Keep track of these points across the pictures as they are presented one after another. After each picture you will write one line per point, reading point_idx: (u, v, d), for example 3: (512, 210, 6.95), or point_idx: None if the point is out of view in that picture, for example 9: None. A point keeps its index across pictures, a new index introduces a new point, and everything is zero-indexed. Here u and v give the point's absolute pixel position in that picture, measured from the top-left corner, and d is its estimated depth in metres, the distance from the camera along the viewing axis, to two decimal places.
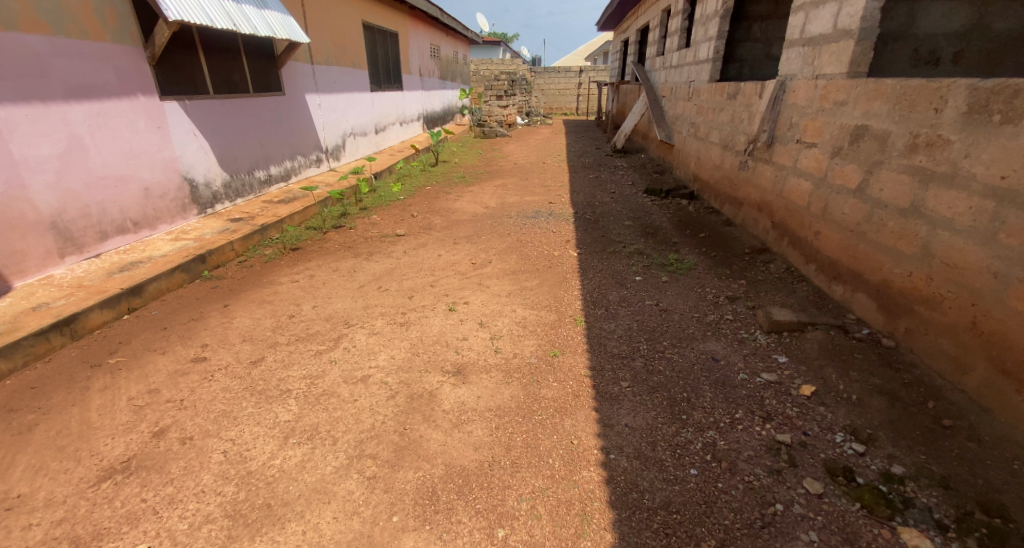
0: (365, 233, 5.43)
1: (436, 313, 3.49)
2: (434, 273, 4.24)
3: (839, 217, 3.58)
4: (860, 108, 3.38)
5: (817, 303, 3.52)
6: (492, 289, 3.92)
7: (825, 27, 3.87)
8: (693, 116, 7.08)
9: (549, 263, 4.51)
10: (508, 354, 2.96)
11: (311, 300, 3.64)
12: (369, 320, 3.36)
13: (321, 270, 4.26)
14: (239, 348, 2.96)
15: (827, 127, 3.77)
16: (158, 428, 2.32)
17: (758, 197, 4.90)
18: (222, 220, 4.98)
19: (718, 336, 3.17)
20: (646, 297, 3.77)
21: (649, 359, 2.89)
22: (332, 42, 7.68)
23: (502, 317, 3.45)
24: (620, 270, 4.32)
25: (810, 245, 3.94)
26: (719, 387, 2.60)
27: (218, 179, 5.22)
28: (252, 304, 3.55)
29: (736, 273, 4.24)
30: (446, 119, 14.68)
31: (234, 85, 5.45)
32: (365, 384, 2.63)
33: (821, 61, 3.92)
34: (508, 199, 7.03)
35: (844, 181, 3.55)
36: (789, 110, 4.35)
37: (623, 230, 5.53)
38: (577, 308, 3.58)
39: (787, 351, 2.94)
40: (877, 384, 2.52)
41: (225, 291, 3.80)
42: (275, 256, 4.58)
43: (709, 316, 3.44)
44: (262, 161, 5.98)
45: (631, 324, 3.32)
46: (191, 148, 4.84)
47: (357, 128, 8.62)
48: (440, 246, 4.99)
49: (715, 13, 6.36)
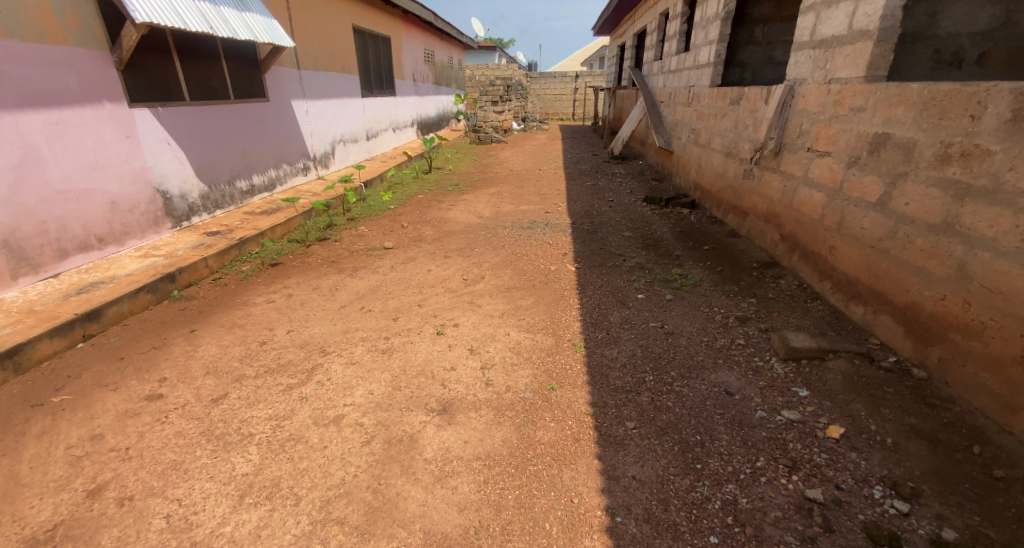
0: (351, 245, 5.15)
1: (423, 337, 3.21)
2: (422, 291, 3.95)
3: (857, 232, 3.33)
4: (880, 115, 3.14)
5: (835, 326, 3.26)
6: (485, 309, 3.63)
7: (840, 28, 3.63)
8: (693, 122, 6.84)
9: (546, 280, 4.22)
10: (500, 386, 2.67)
11: (286, 324, 3.34)
12: (348, 347, 3.06)
13: (300, 289, 3.97)
14: (202, 382, 2.65)
15: (842, 135, 3.53)
16: (94, 486, 2.02)
17: (765, 208, 4.65)
18: (198, 233, 4.70)
19: (730, 365, 2.89)
20: (649, 318, 3.48)
21: (656, 392, 2.61)
22: (320, 47, 7.41)
23: (494, 342, 3.16)
24: (621, 287, 4.04)
25: (824, 261, 3.68)
26: (736, 429, 2.32)
27: (195, 191, 4.93)
28: (220, 329, 3.24)
29: (744, 290, 3.97)
30: (440, 125, 14.43)
31: (214, 91, 5.18)
32: (337, 427, 2.33)
33: (835, 64, 3.68)
34: (502, 208, 6.75)
35: (862, 193, 3.30)
36: (799, 116, 4.10)
37: (623, 242, 5.25)
38: (576, 331, 3.29)
39: (807, 384, 2.67)
40: (913, 425, 2.28)
41: (194, 314, 3.49)
42: (252, 272, 4.29)
43: (719, 341, 3.16)
44: (244, 171, 5.69)
45: (635, 351, 3.03)
46: (165, 159, 4.55)
47: (347, 135, 8.34)
48: (430, 260, 4.71)
49: (716, 16, 6.12)
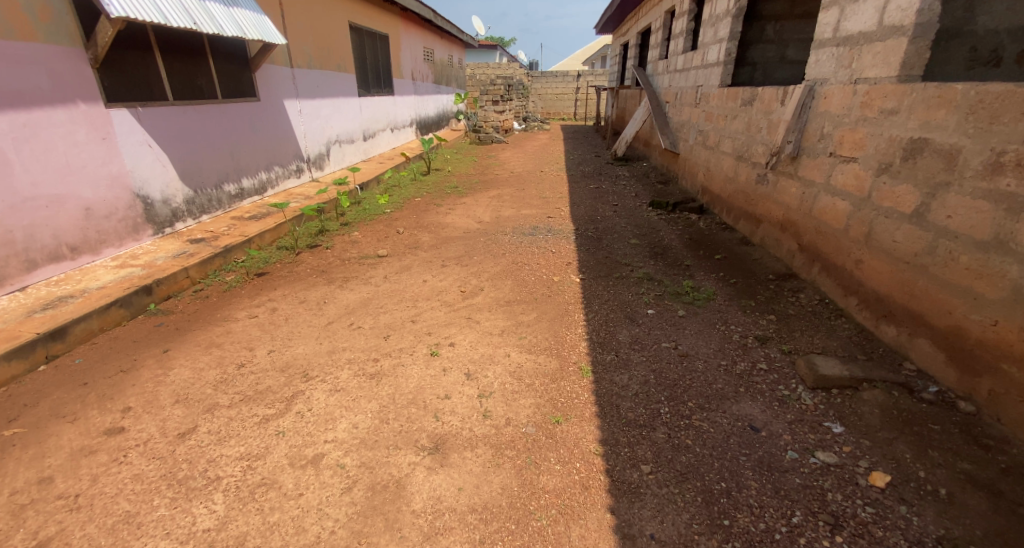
0: (343, 253, 4.89)
1: (415, 359, 2.94)
2: (416, 305, 3.68)
3: (888, 245, 3.07)
4: (916, 118, 2.88)
5: (865, 349, 3.01)
6: (483, 326, 3.36)
7: (868, 24, 3.36)
8: (701, 123, 6.57)
9: (548, 292, 3.96)
10: (499, 419, 2.41)
11: (267, 343, 3.08)
12: (333, 370, 2.80)
13: (286, 302, 3.71)
14: (169, 413, 2.38)
15: (871, 140, 3.26)
16: (35, 544, 1.77)
17: (781, 215, 4.38)
18: (181, 241, 4.43)
19: (753, 394, 2.62)
20: (661, 338, 3.21)
21: (672, 427, 2.35)
22: (315, 44, 7.15)
23: (493, 365, 2.89)
24: (629, 302, 3.76)
25: (849, 276, 3.42)
26: (765, 475, 2.08)
27: (179, 195, 4.68)
28: (196, 349, 2.98)
29: (762, 306, 3.70)
30: (440, 125, 14.15)
31: (200, 90, 4.92)
32: (315, 469, 2.07)
33: (862, 62, 3.41)
34: (503, 213, 6.48)
35: (894, 203, 3.04)
36: (820, 118, 3.83)
37: (630, 250, 4.98)
38: (582, 353, 3.02)
39: (841, 418, 2.42)
40: (967, 472, 2.04)
41: (170, 331, 3.23)
42: (236, 283, 4.02)
43: (738, 365, 2.89)
44: (233, 174, 5.43)
45: (647, 377, 2.76)
46: (146, 162, 4.30)
47: (342, 135, 8.08)
48: (425, 270, 4.45)
49: (727, 13, 5.85)
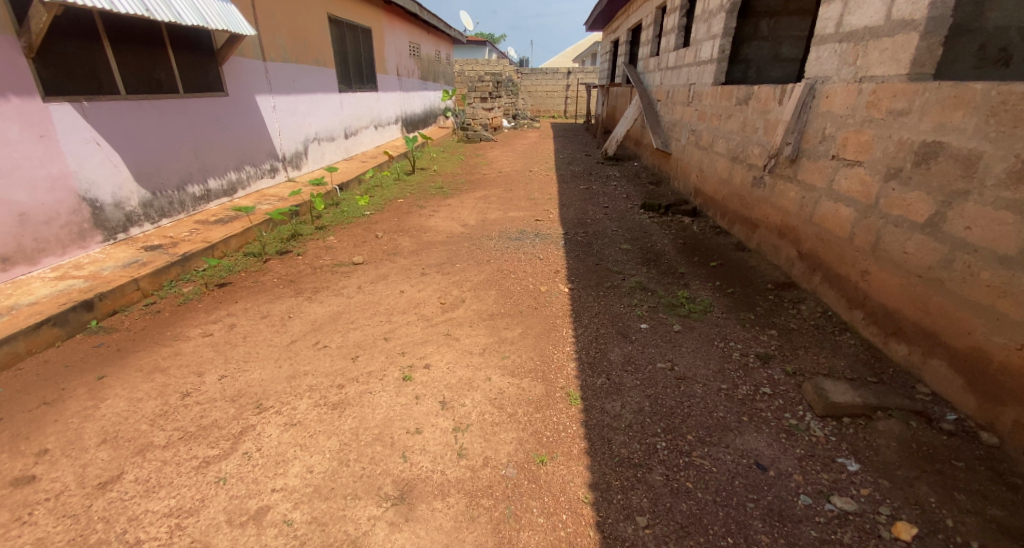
0: (315, 260, 4.56)
1: (386, 385, 2.64)
2: (390, 320, 3.38)
3: (898, 257, 2.84)
4: (930, 120, 2.65)
5: (874, 369, 2.77)
6: (464, 344, 3.08)
7: (875, 18, 3.12)
8: (694, 123, 6.33)
9: (535, 304, 3.68)
10: (475, 459, 2.14)
11: (219, 368, 2.77)
12: (290, 400, 2.51)
13: (246, 318, 3.39)
14: (92, 456, 2.14)
15: (878, 142, 3.03)
16: None
17: (779, 221, 4.15)
18: (134, 248, 4.09)
19: (757, 424, 2.36)
20: (655, 357, 2.94)
21: (670, 467, 2.09)
22: (290, 37, 6.78)
23: (471, 392, 2.60)
24: (621, 315, 3.50)
25: (854, 288, 3.19)
26: (776, 528, 1.83)
27: (133, 198, 4.34)
28: (137, 376, 2.68)
29: (761, 319, 3.45)
30: (427, 122, 13.77)
31: (157, 84, 4.55)
32: (256, 528, 1.82)
33: (868, 60, 3.18)
34: (489, 215, 6.18)
35: (904, 212, 2.81)
36: (821, 119, 3.59)
37: (621, 257, 4.72)
38: (570, 376, 2.75)
39: (855, 452, 2.17)
40: (1001, 520, 1.81)
41: (110, 353, 2.92)
42: (193, 296, 3.70)
43: (739, 389, 2.62)
44: (197, 174, 5.07)
45: (642, 404, 2.49)
46: (93, 162, 3.96)
47: (322, 133, 7.72)
48: (404, 279, 4.14)
49: (720, 8, 5.59)
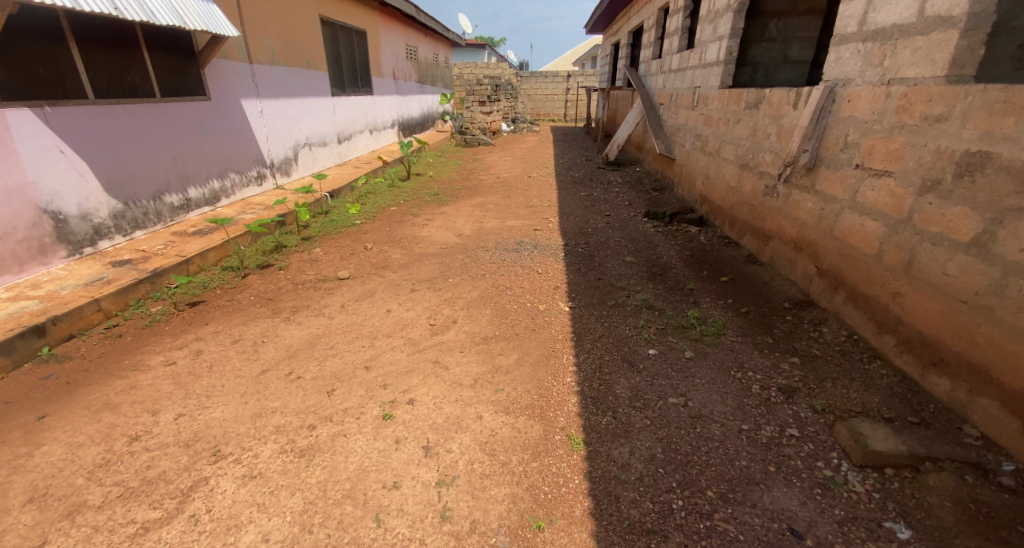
0: (298, 275, 4.27)
1: (362, 426, 2.34)
2: (373, 346, 3.08)
3: (936, 280, 2.54)
4: (977, 127, 2.36)
5: (913, 406, 2.47)
6: (454, 374, 2.77)
7: (906, 14, 2.83)
8: (700, 127, 6.02)
9: (532, 325, 3.37)
10: (460, 524, 1.87)
11: (177, 406, 2.49)
12: (252, 445, 2.22)
13: (215, 343, 3.09)
14: (15, 520, 1.89)
15: (910, 151, 2.73)
16: None
17: (794, 233, 3.85)
18: (100, 263, 3.80)
19: (786, 476, 2.06)
20: (666, 391, 2.63)
21: (689, 535, 1.82)
22: (279, 38, 6.49)
23: (459, 434, 2.30)
24: (627, 339, 3.19)
25: (883, 311, 2.88)
26: None
27: (102, 209, 4.05)
28: (83, 416, 2.42)
29: (780, 343, 3.14)
30: (425, 125, 13.49)
31: (131, 88, 4.27)
32: None
33: (897, 60, 2.89)
34: (485, 224, 5.89)
35: (943, 229, 2.52)
36: (842, 125, 3.29)
37: (625, 270, 4.42)
38: (571, 414, 2.44)
39: (904, 515, 1.88)
40: None
41: (58, 387, 2.65)
42: (161, 317, 3.41)
43: (762, 431, 2.31)
44: (176, 183, 4.78)
45: (653, 451, 2.20)
46: (56, 171, 3.68)
47: (313, 138, 7.43)
48: (391, 296, 3.85)
49: (728, 8, 5.31)
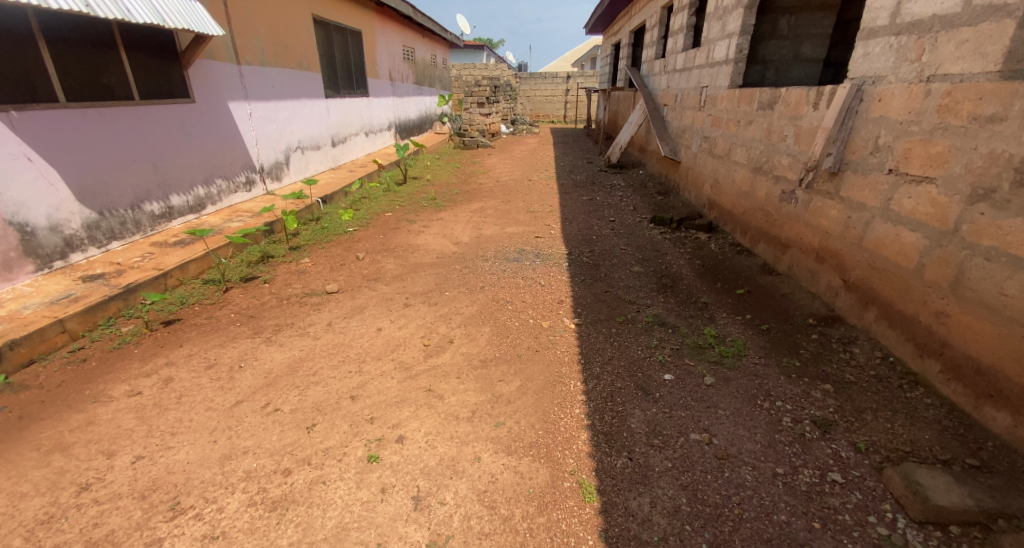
0: (283, 288, 3.98)
1: (343, 471, 2.06)
2: (360, 371, 2.79)
3: (993, 301, 2.26)
4: None
5: (968, 444, 2.19)
6: (448, 406, 2.48)
7: (949, 4, 2.54)
8: (708, 129, 5.73)
9: (536, 346, 3.08)
10: None
11: (137, 446, 2.21)
12: (217, 496, 1.95)
13: (187, 369, 2.80)
14: None
15: (957, 155, 2.45)
16: None
17: (816, 242, 3.56)
18: (70, 278, 3.52)
19: (834, 535, 1.79)
20: (687, 425, 2.34)
21: None
22: (268, 39, 6.21)
23: (454, 480, 2.02)
24: (640, 362, 2.90)
25: (925, 332, 2.59)
26: None
27: (75, 220, 3.78)
28: (30, 459, 2.14)
29: (809, 367, 2.84)
30: (423, 128, 13.20)
31: (108, 90, 4.00)
32: None
33: (937, 55, 2.61)
34: (485, 231, 5.60)
35: (1000, 244, 2.24)
36: (870, 126, 3.01)
37: (633, 282, 4.14)
38: (581, 454, 2.17)
39: None
40: None
41: (8, 423, 2.36)
42: (132, 338, 3.12)
43: (800, 476, 2.03)
44: (157, 190, 4.51)
45: (678, 503, 1.92)
46: (22, 181, 3.41)
47: (305, 141, 7.15)
48: (382, 312, 3.56)
49: (738, 3, 5.03)
